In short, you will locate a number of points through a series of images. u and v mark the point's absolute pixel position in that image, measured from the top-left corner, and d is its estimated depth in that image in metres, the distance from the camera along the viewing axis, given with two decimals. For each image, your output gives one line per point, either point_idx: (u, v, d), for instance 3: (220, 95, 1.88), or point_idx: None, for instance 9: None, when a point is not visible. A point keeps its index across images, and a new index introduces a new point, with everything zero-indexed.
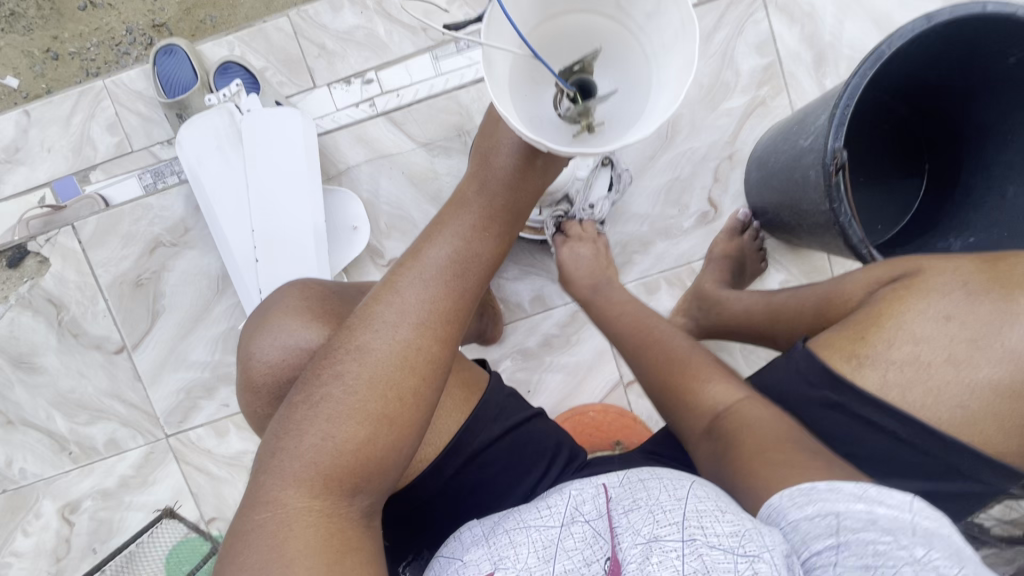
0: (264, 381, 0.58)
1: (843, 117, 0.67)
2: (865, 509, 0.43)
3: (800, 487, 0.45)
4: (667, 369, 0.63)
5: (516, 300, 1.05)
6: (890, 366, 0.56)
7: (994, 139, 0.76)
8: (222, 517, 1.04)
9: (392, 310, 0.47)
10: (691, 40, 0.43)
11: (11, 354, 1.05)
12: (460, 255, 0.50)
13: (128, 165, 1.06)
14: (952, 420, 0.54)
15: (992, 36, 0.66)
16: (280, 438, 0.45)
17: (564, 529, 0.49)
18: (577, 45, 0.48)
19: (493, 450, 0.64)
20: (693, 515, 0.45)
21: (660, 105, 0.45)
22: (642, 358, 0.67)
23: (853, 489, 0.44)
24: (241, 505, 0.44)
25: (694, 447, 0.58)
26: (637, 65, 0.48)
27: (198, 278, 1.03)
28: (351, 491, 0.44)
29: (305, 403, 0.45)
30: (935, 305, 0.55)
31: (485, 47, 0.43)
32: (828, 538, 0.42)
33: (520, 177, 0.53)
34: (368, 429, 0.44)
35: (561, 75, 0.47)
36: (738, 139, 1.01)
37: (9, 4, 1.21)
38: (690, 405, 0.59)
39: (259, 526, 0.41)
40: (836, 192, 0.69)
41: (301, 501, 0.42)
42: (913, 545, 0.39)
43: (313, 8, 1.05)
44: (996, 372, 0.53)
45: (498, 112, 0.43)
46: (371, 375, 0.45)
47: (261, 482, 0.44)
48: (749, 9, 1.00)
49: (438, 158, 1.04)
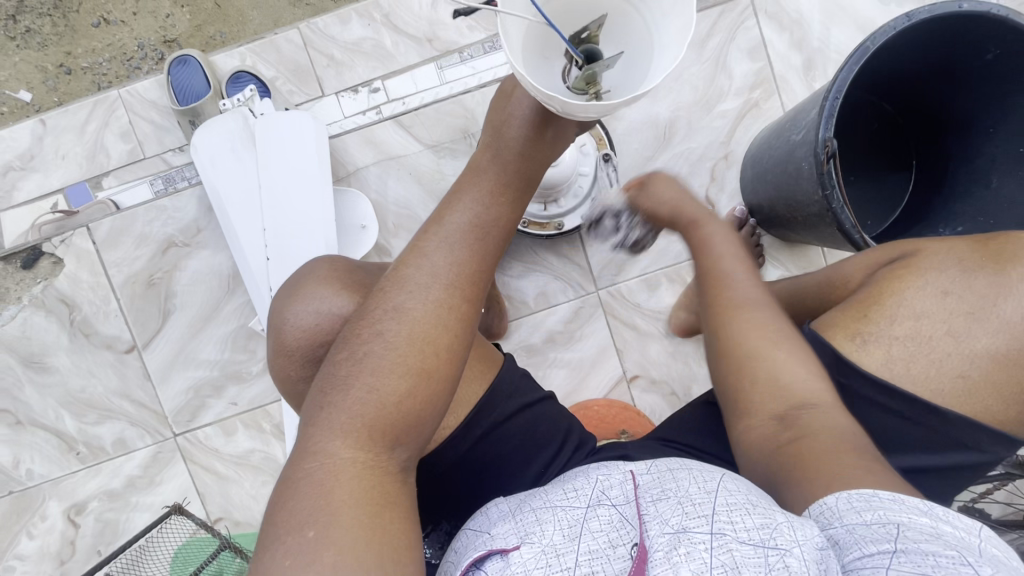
0: (297, 346, 0.59)
1: (832, 109, 0.71)
2: (929, 524, 0.42)
3: (861, 492, 0.45)
4: (777, 341, 0.58)
5: (520, 297, 1.07)
6: (893, 341, 0.58)
7: (977, 133, 0.80)
8: (229, 517, 1.04)
9: (422, 272, 0.49)
10: (688, 4, 0.45)
11: (22, 354, 1.06)
12: (483, 220, 0.52)
13: (142, 171, 1.09)
14: (954, 391, 0.57)
15: (970, 32, 0.70)
16: (324, 394, 0.46)
17: (590, 510, 0.49)
18: (582, 16, 0.50)
19: (509, 425, 0.65)
20: (723, 510, 0.45)
21: (661, 67, 0.47)
22: (735, 327, 0.60)
23: (915, 503, 0.44)
24: (288, 459, 0.45)
25: (753, 425, 0.56)
26: (638, 35, 0.50)
27: (210, 278, 1.06)
28: (393, 443, 0.45)
29: (347, 359, 0.47)
30: (931, 282, 0.59)
31: (502, 16, 0.45)
32: (885, 543, 0.41)
33: (531, 146, 0.55)
34: (410, 382, 0.46)
35: (570, 43, 0.49)
36: (732, 139, 1.05)
37: (24, 21, 1.25)
38: (766, 386, 0.56)
39: (308, 475, 0.43)
40: (828, 179, 0.73)
41: (348, 452, 0.44)
42: (978, 563, 0.38)
43: (322, 20, 1.10)
44: (993, 343, 0.56)
45: (514, 72, 0.44)
46: (409, 332, 0.47)
47: (308, 435, 0.45)
48: (740, 16, 1.05)
49: (445, 160, 1.08)
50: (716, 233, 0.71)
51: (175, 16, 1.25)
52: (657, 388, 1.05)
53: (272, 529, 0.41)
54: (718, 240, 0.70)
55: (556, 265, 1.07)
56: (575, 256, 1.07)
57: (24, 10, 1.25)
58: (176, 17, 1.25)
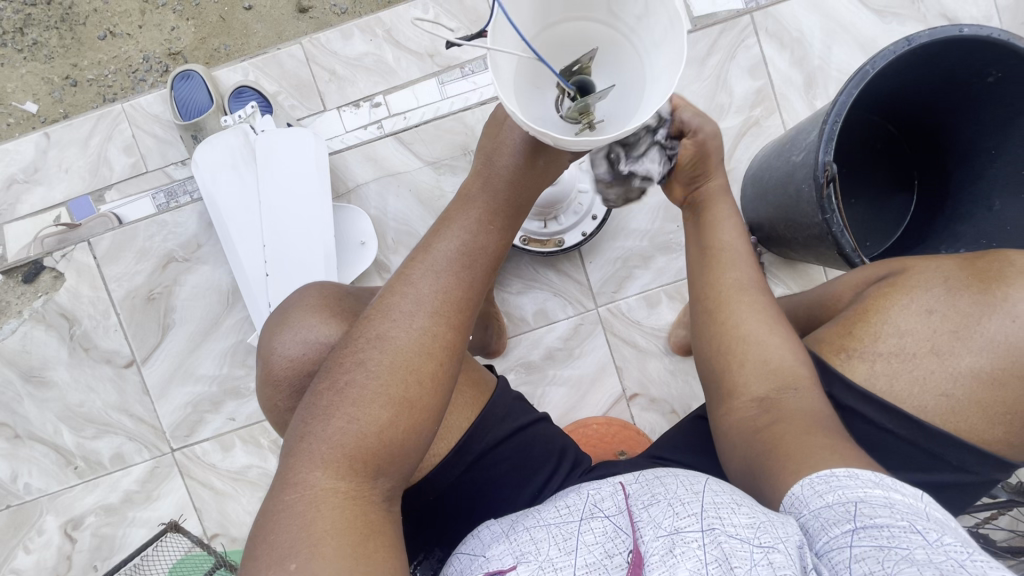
0: (285, 376, 0.59)
1: (831, 133, 0.70)
2: (882, 494, 0.43)
3: (819, 474, 0.45)
4: (771, 326, 0.60)
5: (519, 314, 1.07)
6: (878, 358, 0.58)
7: (977, 155, 0.80)
8: (226, 533, 1.04)
9: (407, 299, 0.49)
10: (680, 33, 0.45)
11: (23, 368, 1.07)
12: (470, 248, 0.52)
13: (144, 185, 1.10)
14: (936, 408, 0.56)
15: (970, 55, 0.70)
16: (307, 423, 0.46)
17: (584, 523, 0.48)
18: (573, 51, 0.50)
19: (501, 448, 0.65)
20: (711, 507, 0.45)
21: (653, 99, 0.47)
22: (730, 312, 0.61)
23: (869, 476, 0.44)
24: (270, 489, 0.45)
25: (735, 408, 0.58)
26: (631, 63, 0.49)
27: (210, 292, 1.06)
28: (375, 473, 0.45)
29: (329, 390, 0.47)
30: (917, 300, 0.58)
31: (492, 54, 0.45)
32: (846, 523, 0.41)
33: (522, 174, 0.55)
34: (392, 411, 0.45)
35: (562, 76, 0.49)
36: (732, 158, 1.05)
37: (32, 33, 1.27)
38: (749, 367, 0.58)
39: (288, 507, 0.43)
40: (828, 204, 0.73)
41: (329, 483, 0.43)
42: (927, 529, 0.39)
43: (324, 36, 1.10)
44: (978, 361, 0.55)
45: (506, 109, 0.45)
46: (393, 360, 0.47)
47: (289, 464, 0.45)
48: (741, 34, 1.05)
49: (445, 176, 1.08)
50: (724, 210, 0.66)
51: (180, 29, 1.26)
52: (658, 406, 1.04)
53: (253, 560, 0.41)
54: (726, 219, 0.66)
55: (557, 282, 1.06)
56: (575, 273, 1.06)
57: (33, 23, 1.26)
58: (181, 30, 1.26)
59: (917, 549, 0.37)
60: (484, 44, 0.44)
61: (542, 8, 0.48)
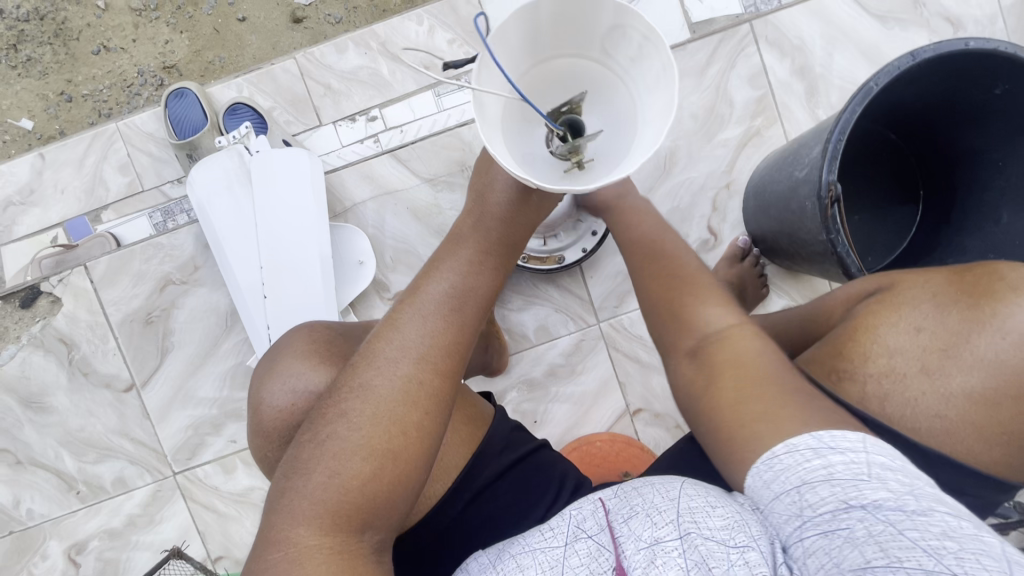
0: (275, 427, 0.59)
1: (835, 151, 0.69)
2: (822, 466, 0.42)
3: (762, 460, 0.45)
4: (672, 280, 0.59)
5: (520, 331, 1.06)
6: (869, 378, 0.56)
7: (985, 166, 0.78)
8: (230, 556, 1.03)
9: (392, 346, 0.50)
10: (671, 83, 0.45)
11: (23, 394, 1.06)
12: (458, 290, 0.53)
13: (140, 205, 1.09)
14: (932, 430, 0.53)
15: (978, 68, 0.68)
16: (289, 479, 0.46)
17: (569, 547, 0.49)
18: (563, 90, 0.51)
19: (498, 483, 0.64)
20: (687, 513, 0.47)
21: (643, 145, 0.48)
22: (651, 276, 0.60)
23: (806, 445, 0.43)
24: (254, 546, 0.45)
25: (672, 364, 0.56)
26: (623, 104, 0.50)
27: (208, 314, 1.05)
28: (360, 527, 0.45)
29: (312, 442, 0.47)
30: (905, 318, 0.57)
31: (476, 93, 0.45)
32: (795, 519, 0.41)
33: (513, 212, 0.57)
34: (375, 463, 0.45)
35: (550, 117, 0.50)
36: (734, 168, 1.03)
37: (26, 50, 1.25)
38: (680, 323, 0.56)
39: (272, 565, 0.43)
40: (833, 224, 0.71)
41: (312, 539, 0.43)
42: (866, 497, 0.39)
43: (319, 51, 1.09)
44: (969, 380, 0.52)
45: (491, 154, 0.45)
46: (375, 411, 0.47)
47: (272, 521, 0.45)
48: (740, 43, 1.03)
49: (442, 193, 1.07)
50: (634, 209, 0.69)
51: (175, 42, 1.25)
52: (662, 421, 1.03)
53: None
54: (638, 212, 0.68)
55: (558, 298, 1.05)
56: (576, 288, 1.05)
57: (26, 40, 1.25)
58: (176, 43, 1.25)
59: (858, 525, 0.38)
60: (469, 83, 0.44)
61: (532, 47, 0.48)
